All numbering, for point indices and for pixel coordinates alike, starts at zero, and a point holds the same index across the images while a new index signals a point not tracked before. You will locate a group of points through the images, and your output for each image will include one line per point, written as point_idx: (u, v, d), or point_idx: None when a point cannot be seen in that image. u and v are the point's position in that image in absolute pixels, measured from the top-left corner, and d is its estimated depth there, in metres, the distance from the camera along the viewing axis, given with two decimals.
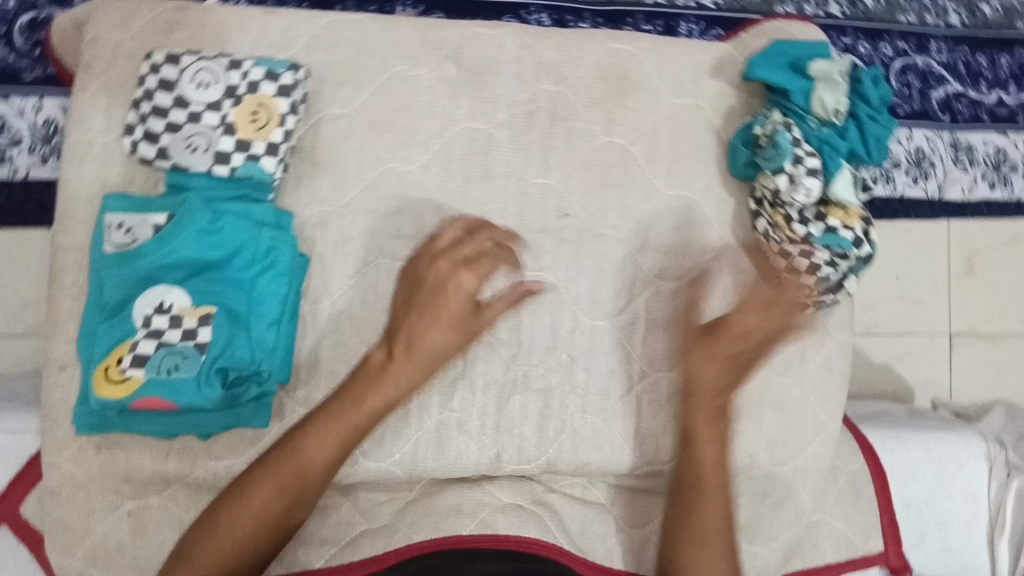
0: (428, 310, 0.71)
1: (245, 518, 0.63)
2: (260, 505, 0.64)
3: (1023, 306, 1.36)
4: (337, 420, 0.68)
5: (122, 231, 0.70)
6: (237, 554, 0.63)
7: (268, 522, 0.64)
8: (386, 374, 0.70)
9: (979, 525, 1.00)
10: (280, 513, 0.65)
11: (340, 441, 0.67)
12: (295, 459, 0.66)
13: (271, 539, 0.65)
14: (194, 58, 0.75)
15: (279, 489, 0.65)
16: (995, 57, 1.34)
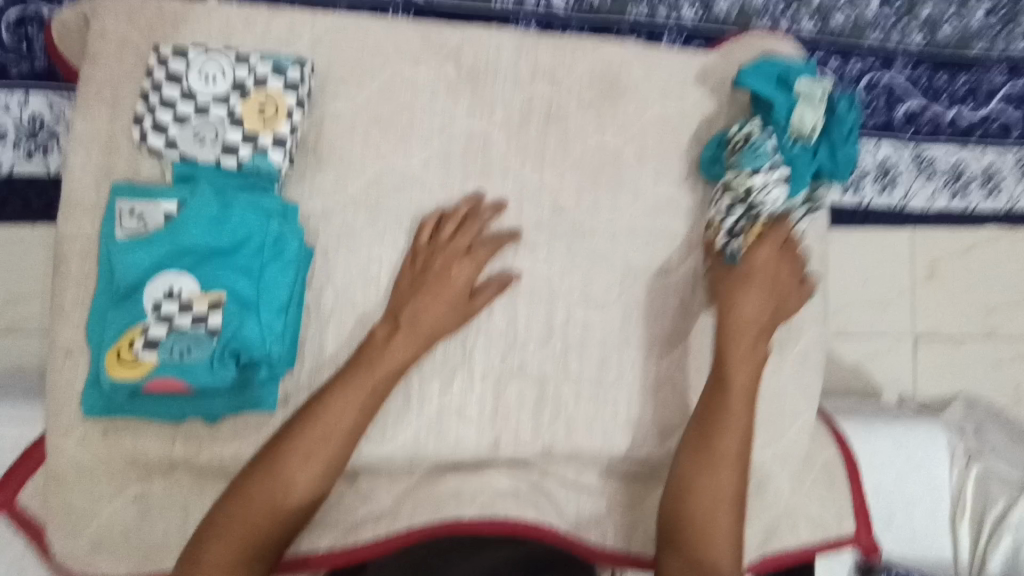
0: (433, 289, 0.78)
1: (278, 485, 0.68)
2: (291, 473, 0.68)
3: (981, 307, 1.45)
4: (352, 390, 0.73)
5: (134, 218, 0.72)
6: (273, 520, 0.67)
7: (298, 487, 0.68)
8: (394, 347, 0.76)
9: (943, 509, 1.06)
10: (310, 479, 0.69)
11: (361, 405, 0.72)
12: (318, 427, 0.70)
13: (302, 505, 0.69)
14: (201, 51, 0.77)
15: (307, 456, 0.69)
16: (954, 76, 1.43)
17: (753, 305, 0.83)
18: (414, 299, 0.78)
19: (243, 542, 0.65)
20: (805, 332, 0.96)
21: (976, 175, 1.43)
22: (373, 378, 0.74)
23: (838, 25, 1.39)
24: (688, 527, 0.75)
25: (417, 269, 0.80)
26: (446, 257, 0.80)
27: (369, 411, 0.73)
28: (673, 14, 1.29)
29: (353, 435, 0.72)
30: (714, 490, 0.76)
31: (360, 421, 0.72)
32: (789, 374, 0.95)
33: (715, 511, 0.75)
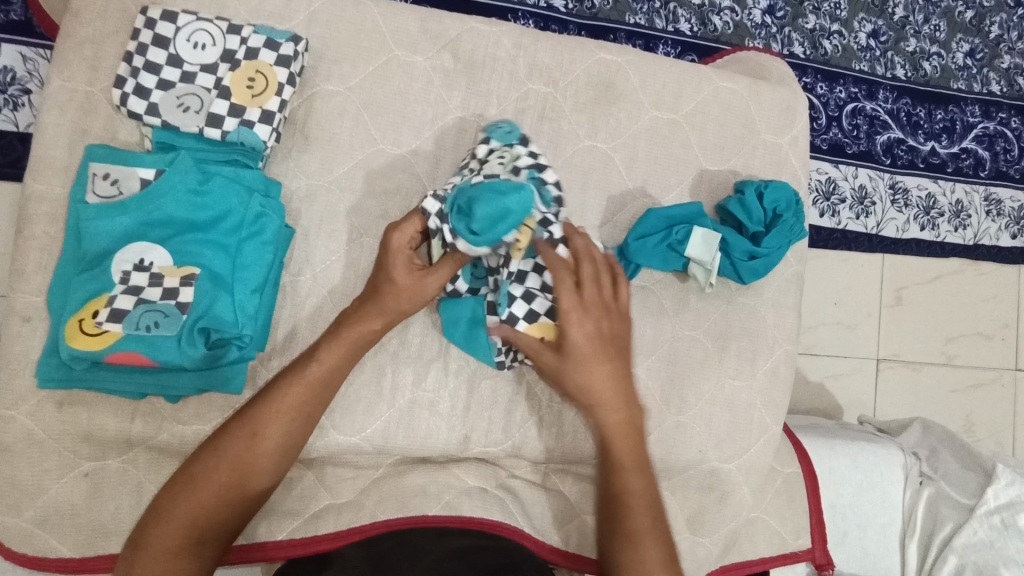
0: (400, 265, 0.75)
1: (221, 466, 0.64)
2: (243, 458, 0.65)
3: (941, 336, 1.50)
4: (312, 371, 0.70)
5: (107, 182, 0.69)
6: (228, 508, 0.64)
7: (254, 473, 0.66)
8: (355, 329, 0.73)
9: (893, 528, 1.10)
10: (266, 464, 0.66)
11: (311, 386, 0.70)
12: (265, 411, 0.68)
13: (255, 491, 0.66)
14: (191, 17, 0.74)
15: (252, 436, 0.66)
16: (932, 111, 1.48)
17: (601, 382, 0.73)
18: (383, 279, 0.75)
19: (192, 534, 0.61)
20: (776, 349, 0.98)
21: (946, 209, 1.48)
22: (326, 364, 0.71)
23: (826, 51, 1.42)
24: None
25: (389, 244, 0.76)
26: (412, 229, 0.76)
27: (324, 396, 0.71)
28: (670, 26, 1.30)
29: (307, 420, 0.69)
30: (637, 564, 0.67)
31: (311, 406, 0.70)
32: (759, 390, 0.96)
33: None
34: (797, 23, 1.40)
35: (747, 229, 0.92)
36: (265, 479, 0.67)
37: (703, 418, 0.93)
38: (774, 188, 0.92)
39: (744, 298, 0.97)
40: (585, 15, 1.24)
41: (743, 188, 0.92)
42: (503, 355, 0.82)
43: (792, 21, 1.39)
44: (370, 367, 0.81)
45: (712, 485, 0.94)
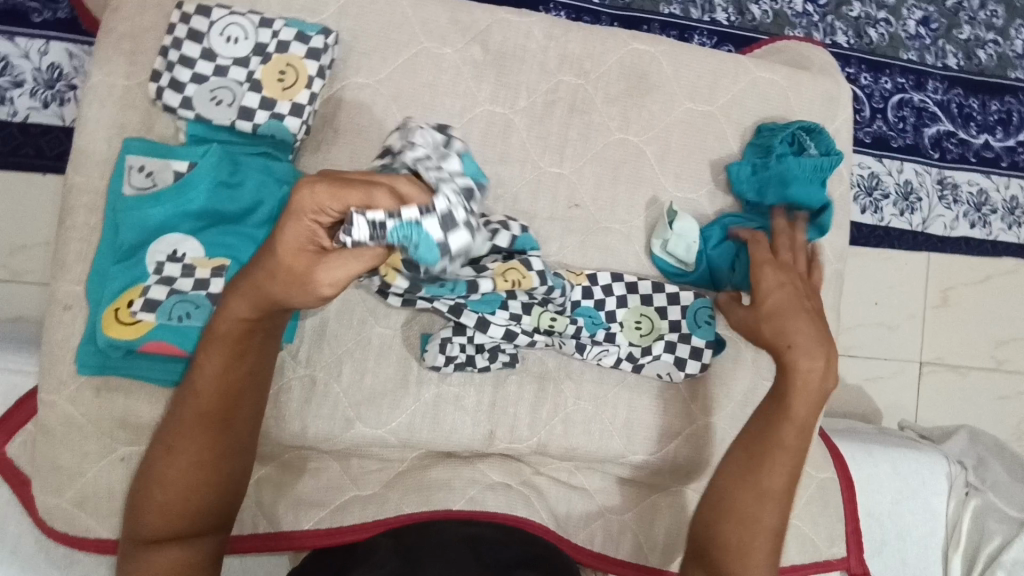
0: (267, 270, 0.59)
1: (172, 488, 0.63)
2: (173, 474, 0.63)
3: (991, 340, 1.43)
4: (206, 374, 0.64)
5: (143, 174, 0.70)
6: (175, 521, 0.62)
7: (191, 484, 0.63)
8: (230, 327, 0.63)
9: (935, 540, 1.05)
10: (193, 476, 0.63)
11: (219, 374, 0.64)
12: (175, 424, 0.64)
13: (207, 496, 0.64)
14: (225, 11, 0.75)
15: (187, 451, 0.63)
16: (986, 102, 1.40)
17: (813, 333, 0.74)
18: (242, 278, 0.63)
19: (158, 539, 0.62)
20: None
21: (999, 206, 1.41)
22: (215, 365, 0.64)
23: (871, 40, 1.35)
24: (718, 548, 0.72)
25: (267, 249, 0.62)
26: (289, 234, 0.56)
27: (232, 392, 0.65)
28: (706, 16, 1.26)
29: (220, 425, 0.64)
30: (751, 520, 0.72)
31: (221, 408, 0.64)
32: None
33: (753, 540, 0.71)
34: (841, 11, 1.34)
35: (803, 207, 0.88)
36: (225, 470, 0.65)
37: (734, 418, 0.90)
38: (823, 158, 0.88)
39: None
40: (618, 5, 1.21)
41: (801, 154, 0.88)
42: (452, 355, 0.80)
43: (835, 9, 1.34)
44: (396, 360, 0.81)
45: None
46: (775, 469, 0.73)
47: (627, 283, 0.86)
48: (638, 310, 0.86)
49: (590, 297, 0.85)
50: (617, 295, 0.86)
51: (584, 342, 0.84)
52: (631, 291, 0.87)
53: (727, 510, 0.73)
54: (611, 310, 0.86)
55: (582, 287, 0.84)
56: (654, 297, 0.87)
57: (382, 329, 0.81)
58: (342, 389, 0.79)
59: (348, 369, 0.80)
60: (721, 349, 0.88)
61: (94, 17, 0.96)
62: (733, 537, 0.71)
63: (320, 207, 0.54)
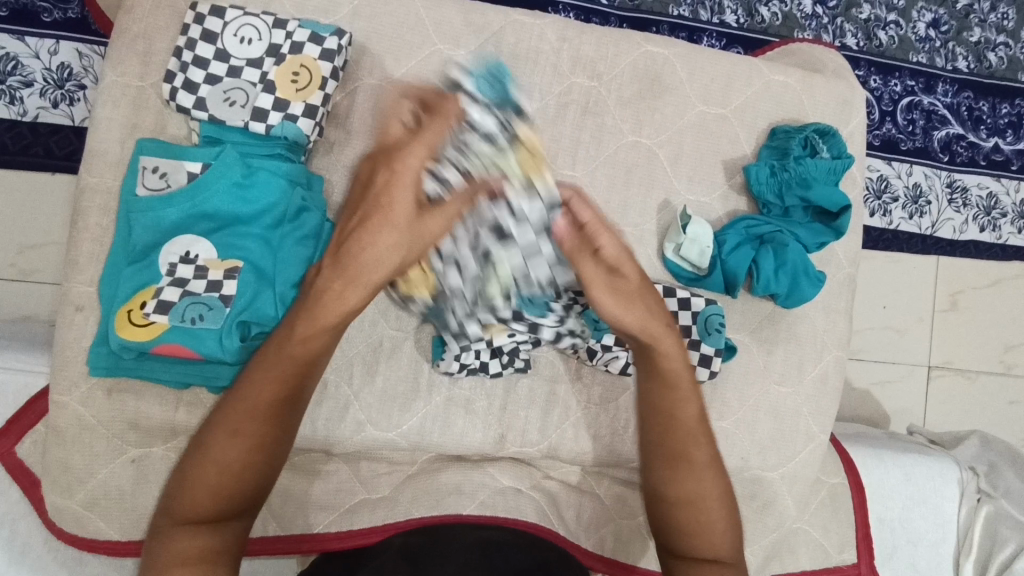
0: (387, 228, 0.65)
1: (211, 470, 0.60)
2: (224, 458, 0.61)
3: (1001, 345, 1.42)
4: (298, 351, 0.64)
5: (156, 176, 0.70)
6: (217, 501, 0.60)
7: (240, 467, 0.61)
8: (339, 308, 0.65)
9: (947, 547, 1.03)
10: (250, 458, 0.61)
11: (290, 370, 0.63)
12: (238, 405, 0.62)
13: (252, 483, 0.62)
14: (239, 12, 0.75)
15: (234, 433, 0.61)
16: (996, 105, 1.39)
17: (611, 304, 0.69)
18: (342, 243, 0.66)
19: (194, 521, 0.60)
20: (824, 354, 0.94)
21: (1009, 210, 1.40)
22: (302, 339, 0.64)
23: (882, 43, 1.35)
24: (675, 529, 0.70)
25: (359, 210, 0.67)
26: (393, 200, 0.65)
27: (301, 375, 0.65)
28: (715, 18, 1.25)
29: (284, 412, 0.64)
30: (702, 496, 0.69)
31: (293, 396, 0.64)
32: (805, 396, 0.92)
33: (705, 514, 0.69)
34: (851, 13, 1.33)
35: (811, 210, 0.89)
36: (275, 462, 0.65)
37: (745, 422, 0.90)
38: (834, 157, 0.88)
39: None
40: (627, 7, 1.21)
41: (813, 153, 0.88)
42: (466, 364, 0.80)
43: (845, 11, 1.33)
44: (407, 363, 0.81)
45: (755, 493, 0.91)
46: (699, 440, 0.71)
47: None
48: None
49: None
50: None
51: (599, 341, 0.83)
52: None
53: (686, 494, 0.69)
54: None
55: None
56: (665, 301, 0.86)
57: (393, 332, 0.81)
58: (353, 392, 0.79)
59: (359, 372, 0.79)
60: (731, 355, 0.89)
61: (105, 17, 0.96)
62: (690, 521, 0.69)
63: (414, 167, 0.65)
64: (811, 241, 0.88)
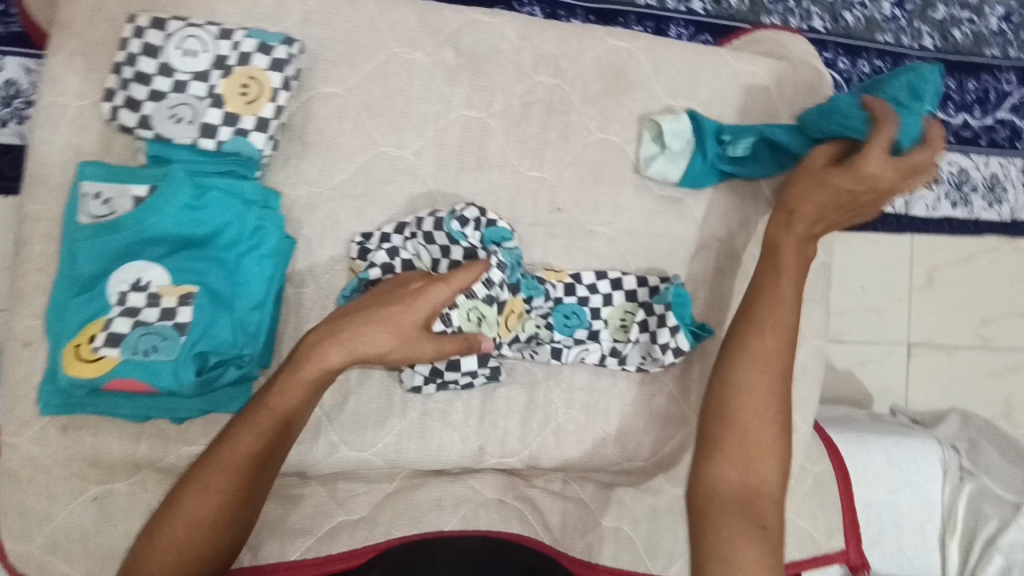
0: (387, 322, 0.67)
1: (176, 524, 0.57)
2: (200, 511, 0.57)
3: (978, 319, 1.43)
4: (276, 406, 0.62)
5: (99, 202, 0.67)
6: (186, 559, 0.56)
7: (209, 524, 0.58)
8: (319, 367, 0.64)
9: (932, 527, 1.04)
10: (220, 515, 0.58)
11: (264, 432, 0.61)
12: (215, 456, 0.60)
13: (223, 538, 0.58)
14: (181, 23, 0.71)
15: (203, 490, 0.58)
16: (963, 81, 1.40)
17: (815, 202, 0.71)
18: (342, 318, 0.67)
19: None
20: (803, 343, 0.93)
21: (979, 184, 1.40)
22: (285, 394, 0.62)
23: (849, 24, 1.34)
24: (725, 492, 0.62)
25: (377, 297, 0.69)
26: (412, 303, 0.68)
27: (281, 436, 0.62)
28: (683, 6, 1.24)
29: (260, 469, 0.60)
30: (751, 421, 0.64)
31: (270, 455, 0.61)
32: None
33: (757, 453, 0.63)
34: None
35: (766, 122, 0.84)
36: (243, 525, 0.60)
37: None
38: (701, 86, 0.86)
39: None
40: None
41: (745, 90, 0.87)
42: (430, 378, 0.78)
43: None
44: (380, 379, 0.79)
45: None
46: (756, 375, 0.66)
47: (612, 280, 0.84)
48: (624, 307, 0.85)
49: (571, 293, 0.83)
50: (603, 292, 0.84)
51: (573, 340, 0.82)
52: (617, 287, 0.85)
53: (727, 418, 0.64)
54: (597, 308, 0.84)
55: (563, 284, 0.83)
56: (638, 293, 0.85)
57: None
58: (325, 412, 0.77)
59: (331, 391, 0.77)
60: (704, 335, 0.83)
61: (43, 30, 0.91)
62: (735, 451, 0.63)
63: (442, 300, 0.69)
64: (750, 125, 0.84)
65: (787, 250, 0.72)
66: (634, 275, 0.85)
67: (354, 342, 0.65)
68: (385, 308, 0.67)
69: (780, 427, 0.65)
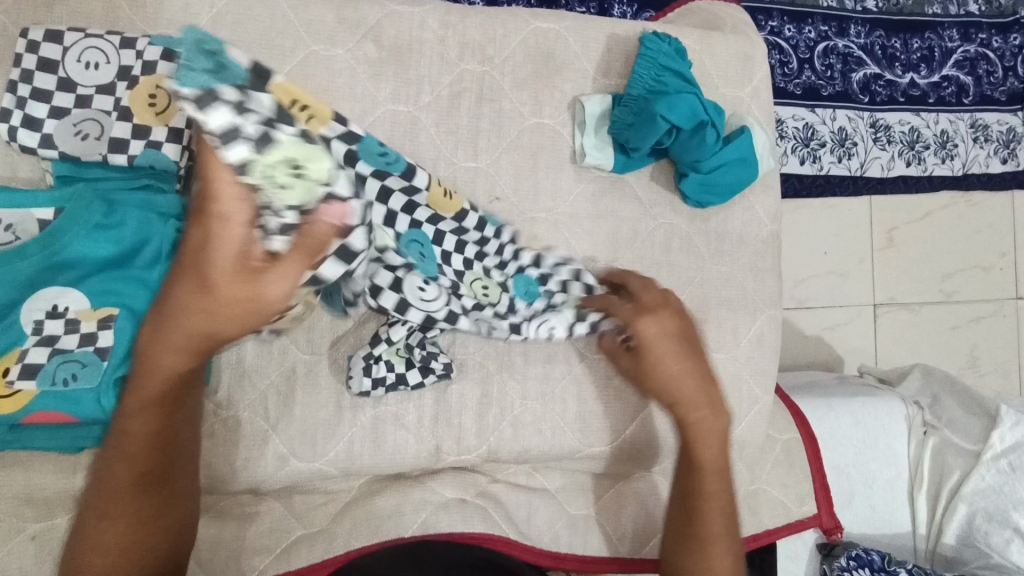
0: (203, 290, 0.52)
1: (87, 556, 0.57)
2: (107, 540, 0.57)
3: (937, 275, 1.44)
4: (133, 427, 0.57)
5: (1, 229, 0.64)
6: None
7: (122, 547, 0.58)
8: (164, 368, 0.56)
9: (901, 483, 1.05)
10: (133, 536, 0.58)
11: (137, 447, 0.57)
12: (100, 484, 0.58)
13: (147, 549, 0.59)
14: (79, 35, 0.68)
15: (100, 517, 0.57)
16: (907, 40, 1.40)
17: (690, 387, 0.71)
18: (164, 303, 0.55)
19: None
20: (759, 313, 0.93)
21: (931, 141, 1.41)
22: (139, 409, 0.57)
23: None
24: None
25: (186, 258, 0.53)
26: (209, 262, 0.51)
27: (161, 444, 0.59)
28: None
29: (147, 484, 0.58)
30: (708, 567, 0.69)
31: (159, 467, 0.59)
32: (743, 358, 0.91)
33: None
34: None
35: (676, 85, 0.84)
36: (167, 532, 0.60)
37: None
38: (642, 39, 0.87)
39: (719, 266, 0.91)
40: None
41: (653, 47, 0.86)
42: (378, 386, 0.76)
43: None
44: (327, 387, 0.76)
45: None
46: (710, 518, 0.71)
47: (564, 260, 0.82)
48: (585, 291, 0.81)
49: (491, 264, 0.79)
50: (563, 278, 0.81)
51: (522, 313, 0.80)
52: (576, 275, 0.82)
53: (693, 542, 0.70)
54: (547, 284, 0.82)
55: (526, 259, 0.81)
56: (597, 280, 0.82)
57: (306, 356, 0.76)
58: (272, 425, 0.74)
59: (277, 403, 0.75)
60: None
61: None
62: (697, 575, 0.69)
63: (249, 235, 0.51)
64: (669, 87, 0.83)
65: (687, 386, 0.71)
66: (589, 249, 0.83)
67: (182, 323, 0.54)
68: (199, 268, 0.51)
69: (733, 550, 0.71)
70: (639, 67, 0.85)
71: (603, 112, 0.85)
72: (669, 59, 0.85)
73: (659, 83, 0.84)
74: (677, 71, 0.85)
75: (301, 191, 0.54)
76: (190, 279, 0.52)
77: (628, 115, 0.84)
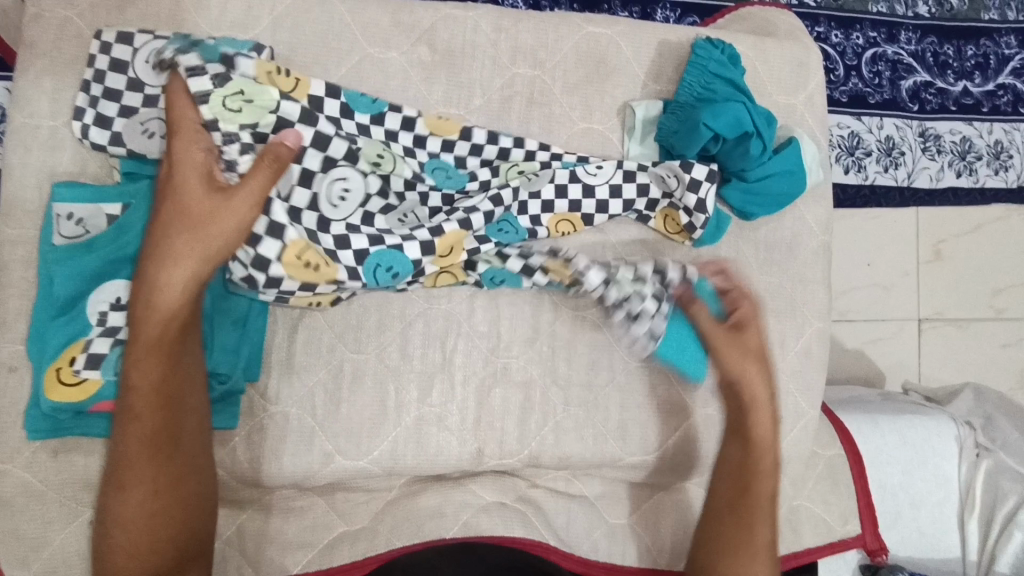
0: (193, 223, 0.64)
1: (119, 532, 0.60)
2: (133, 508, 0.60)
3: (989, 290, 1.39)
4: (134, 379, 0.61)
5: (73, 223, 0.67)
6: (150, 556, 0.60)
7: (154, 512, 0.61)
8: (158, 314, 0.62)
9: (950, 506, 1.02)
10: (157, 503, 0.61)
11: (147, 396, 0.61)
12: (119, 457, 0.61)
13: (179, 510, 0.62)
14: (148, 36, 0.70)
15: (122, 487, 0.61)
16: (962, 48, 1.36)
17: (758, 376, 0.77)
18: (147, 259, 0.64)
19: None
20: (806, 326, 0.90)
21: (983, 152, 1.36)
22: (139, 361, 0.62)
23: None
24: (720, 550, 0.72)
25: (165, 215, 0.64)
26: (189, 198, 0.64)
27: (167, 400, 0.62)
28: None
29: (168, 438, 0.62)
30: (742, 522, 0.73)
31: (172, 426, 0.62)
32: (789, 372, 0.89)
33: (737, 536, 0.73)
34: None
35: (726, 95, 0.81)
36: (195, 496, 0.63)
37: None
38: (696, 44, 0.84)
39: (767, 276, 0.89)
40: None
41: (704, 54, 0.83)
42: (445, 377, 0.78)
43: None
44: (372, 386, 0.77)
45: None
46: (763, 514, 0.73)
47: (612, 186, 0.81)
48: (664, 212, 0.84)
49: (516, 200, 0.79)
50: (650, 197, 0.83)
51: (600, 174, 0.81)
52: (653, 207, 0.84)
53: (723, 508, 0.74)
54: (591, 216, 0.81)
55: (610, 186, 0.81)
56: (684, 200, 0.81)
57: (353, 355, 0.77)
58: (318, 422, 0.75)
59: (323, 400, 0.76)
60: (755, 209, 0.85)
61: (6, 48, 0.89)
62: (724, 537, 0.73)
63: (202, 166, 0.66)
64: (718, 97, 0.81)
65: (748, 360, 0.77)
66: (635, 183, 0.82)
67: (177, 260, 0.63)
68: (179, 209, 0.64)
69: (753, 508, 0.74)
70: (687, 75, 0.83)
71: (649, 120, 0.85)
72: (717, 66, 0.83)
73: (708, 91, 0.82)
74: (729, 80, 0.83)
75: (250, 113, 0.68)
76: (174, 222, 0.64)
77: (674, 123, 0.83)
